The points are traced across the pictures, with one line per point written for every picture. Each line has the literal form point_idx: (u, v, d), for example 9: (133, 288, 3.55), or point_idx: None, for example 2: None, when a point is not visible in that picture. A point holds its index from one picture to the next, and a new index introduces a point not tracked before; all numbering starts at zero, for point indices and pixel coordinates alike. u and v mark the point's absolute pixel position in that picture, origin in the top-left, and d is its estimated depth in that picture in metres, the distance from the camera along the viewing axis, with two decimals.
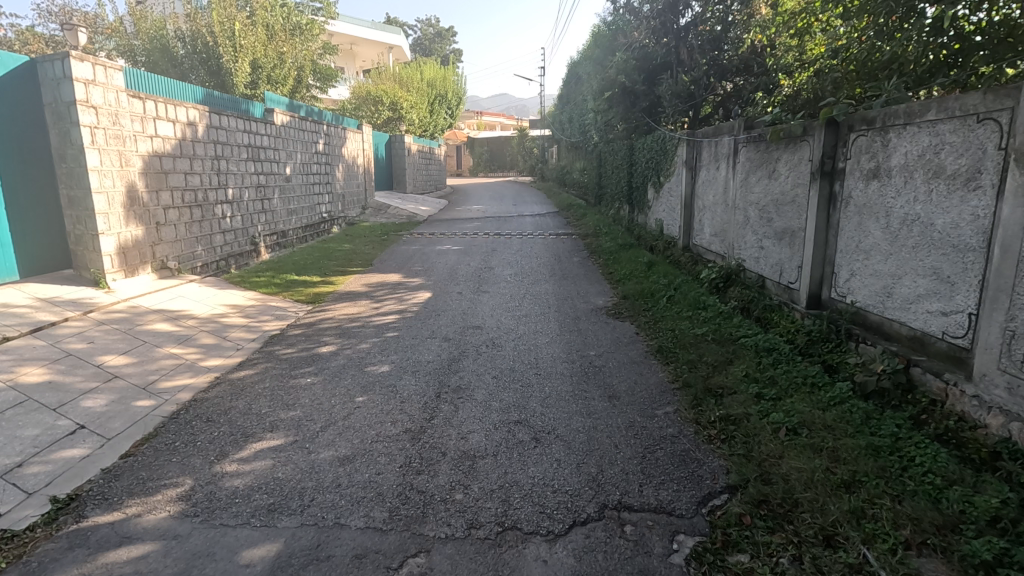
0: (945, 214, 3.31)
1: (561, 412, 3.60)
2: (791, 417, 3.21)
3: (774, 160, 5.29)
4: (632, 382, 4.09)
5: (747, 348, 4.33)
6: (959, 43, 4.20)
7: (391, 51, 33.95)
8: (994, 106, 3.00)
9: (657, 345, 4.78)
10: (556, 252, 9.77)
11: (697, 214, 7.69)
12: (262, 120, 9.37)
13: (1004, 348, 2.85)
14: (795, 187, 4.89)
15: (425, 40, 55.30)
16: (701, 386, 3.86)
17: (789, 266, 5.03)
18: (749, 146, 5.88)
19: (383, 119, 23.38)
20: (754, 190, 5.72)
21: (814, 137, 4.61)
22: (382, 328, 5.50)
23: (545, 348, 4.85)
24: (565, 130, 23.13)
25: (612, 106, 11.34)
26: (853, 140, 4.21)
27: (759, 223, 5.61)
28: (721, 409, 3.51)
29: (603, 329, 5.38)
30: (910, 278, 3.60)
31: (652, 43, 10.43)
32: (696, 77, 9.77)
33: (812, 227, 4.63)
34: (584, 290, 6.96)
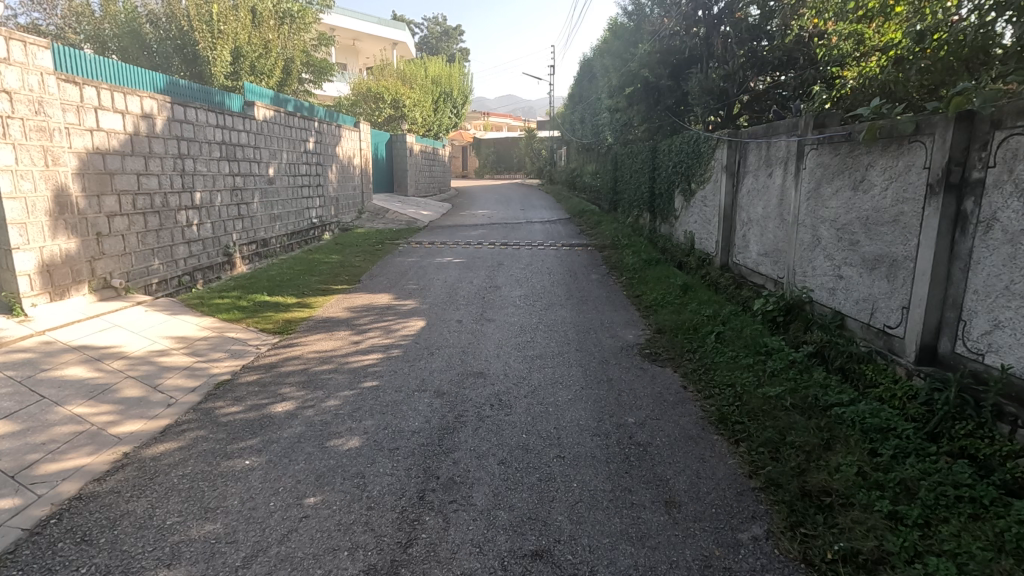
0: None
1: (598, 537, 2.46)
2: (968, 572, 2.08)
3: (864, 167, 4.12)
4: (693, 476, 2.95)
5: (847, 426, 3.19)
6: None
7: (394, 48, 33.00)
8: None
9: (717, 412, 3.65)
10: (571, 268, 8.60)
11: (741, 228, 6.53)
12: (240, 115, 8.28)
13: None
14: (899, 203, 3.72)
15: (432, 39, 54.38)
16: (796, 490, 2.73)
17: (885, 305, 3.85)
18: (821, 148, 4.72)
19: (384, 117, 22.40)
20: (829, 204, 4.56)
21: (932, 138, 3.45)
22: (359, 373, 4.36)
23: (567, 411, 3.71)
24: (577, 132, 21.98)
25: (633, 104, 10.19)
26: (1000, 141, 3.03)
27: (837, 246, 4.45)
28: (840, 539, 2.39)
29: (640, 382, 4.21)
30: None
31: (683, 31, 9.27)
32: (730, 71, 8.58)
33: (926, 257, 3.44)
34: (609, 320, 5.80)
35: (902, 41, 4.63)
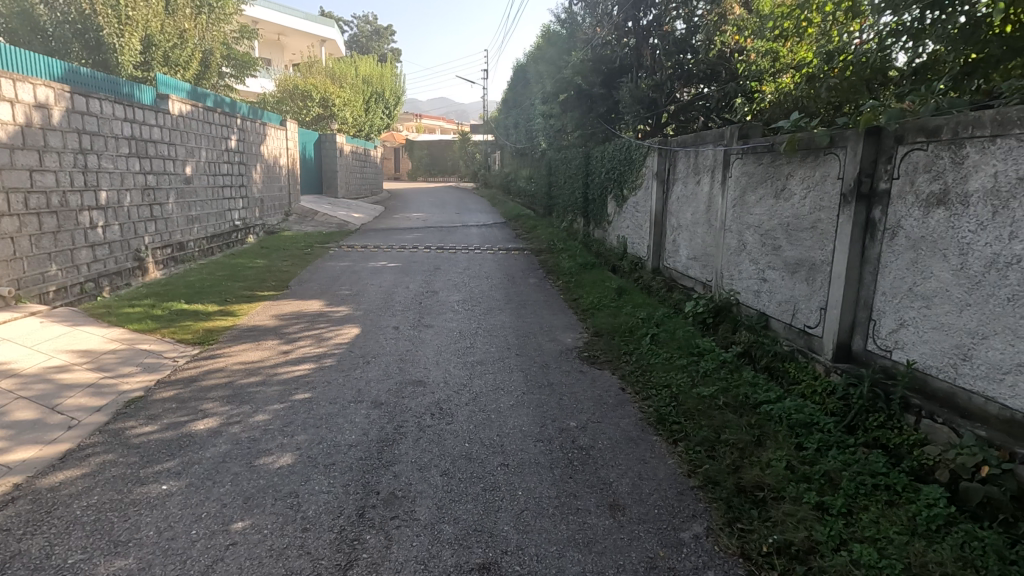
0: None
1: (546, 546, 2.43)
2: (888, 557, 2.23)
3: (785, 176, 4.38)
4: (635, 478, 3.00)
5: (775, 422, 3.37)
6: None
7: (323, 45, 31.93)
8: None
9: (655, 412, 3.75)
10: (509, 272, 8.61)
11: (671, 234, 6.78)
12: (152, 108, 7.68)
13: None
14: (817, 211, 3.98)
15: (362, 37, 53.08)
16: (732, 487, 2.84)
17: (805, 306, 4.10)
18: (745, 158, 4.98)
19: (312, 115, 21.59)
20: (753, 211, 4.82)
21: (845, 151, 3.71)
22: (290, 385, 4.12)
23: (510, 417, 3.68)
24: (511, 137, 22.14)
25: (567, 110, 10.38)
26: (903, 155, 3.30)
27: (761, 251, 4.70)
28: (774, 531, 2.50)
29: (580, 385, 4.25)
30: (1004, 340, 2.64)
31: (614, 42, 9.55)
32: (658, 82, 8.92)
33: (841, 261, 3.69)
34: (548, 324, 5.85)
35: (813, 60, 4.92)
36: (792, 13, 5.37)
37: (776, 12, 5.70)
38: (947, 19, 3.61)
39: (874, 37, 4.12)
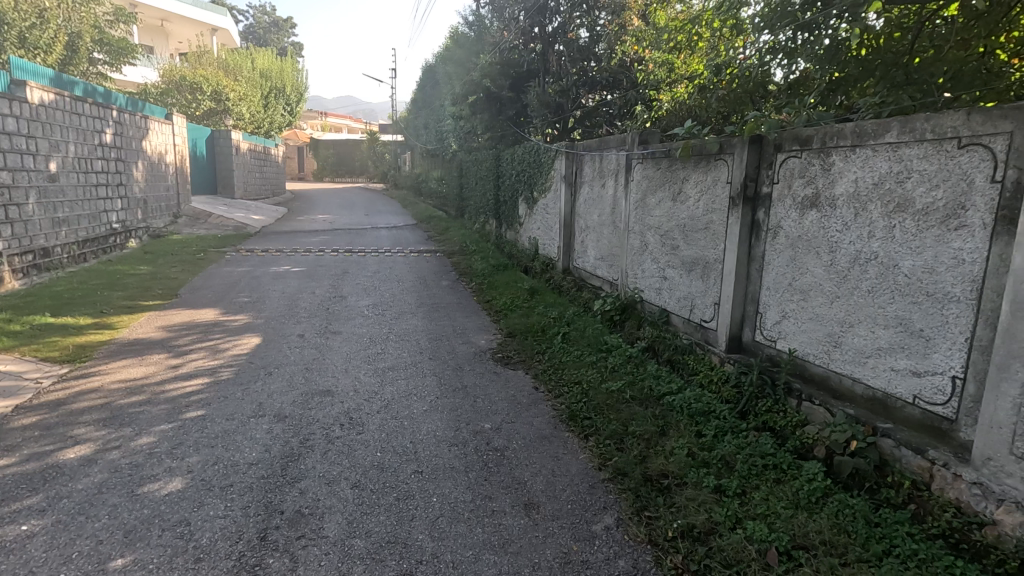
0: (914, 256, 2.71)
1: (462, 551, 2.40)
2: (777, 531, 2.43)
3: (681, 180, 4.65)
4: (549, 476, 3.05)
5: (677, 412, 3.58)
6: (900, 31, 3.77)
7: (214, 34, 29.74)
8: (983, 130, 2.43)
9: (567, 409, 3.84)
10: (421, 275, 8.47)
11: (579, 235, 6.99)
12: (5, 96, 6.74)
13: (1019, 429, 2.22)
14: (709, 212, 4.27)
15: (259, 28, 50.09)
16: (640, 477, 2.97)
17: (702, 301, 4.37)
18: (645, 162, 5.24)
19: (202, 109, 20.13)
20: (654, 213, 5.08)
21: (732, 157, 4.00)
22: (179, 402, 3.77)
23: (424, 422, 3.61)
24: (421, 138, 21.84)
25: (476, 112, 10.40)
26: (781, 162, 3.61)
27: (662, 250, 4.96)
28: (678, 516, 2.64)
29: (493, 387, 4.25)
30: (867, 327, 2.97)
31: (521, 46, 9.70)
32: (564, 87, 9.16)
33: (731, 259, 3.98)
34: (461, 326, 5.81)
35: (703, 72, 5.23)
36: (683, 27, 5.71)
37: (671, 25, 6.06)
38: (814, 41, 3.97)
39: (753, 52, 4.42)
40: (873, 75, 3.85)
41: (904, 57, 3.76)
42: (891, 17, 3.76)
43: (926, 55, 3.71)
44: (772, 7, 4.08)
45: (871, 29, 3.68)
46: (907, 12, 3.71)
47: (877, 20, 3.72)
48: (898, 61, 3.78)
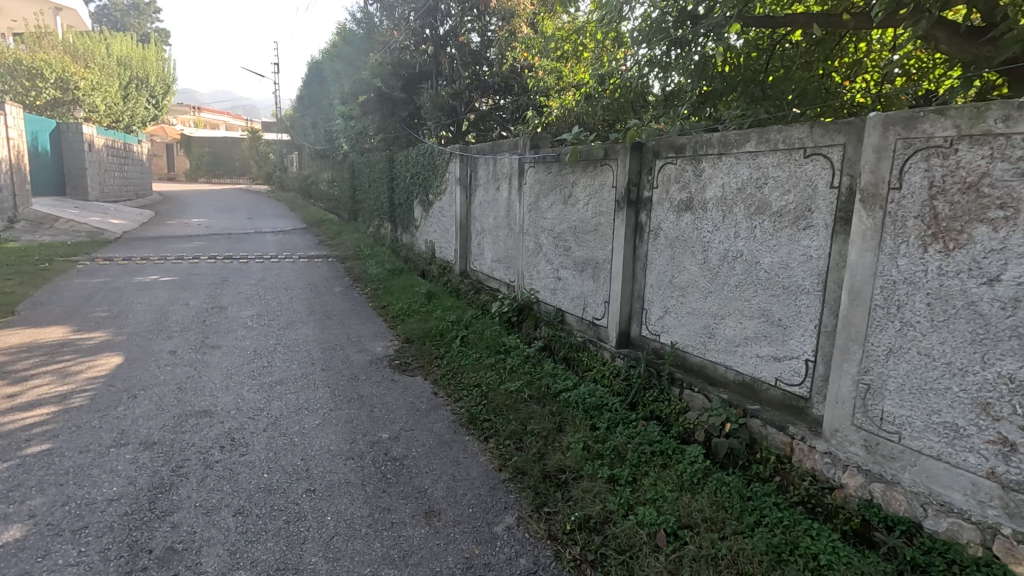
0: (772, 253, 3.02)
1: (359, 569, 2.30)
2: (665, 513, 2.60)
3: (571, 184, 4.83)
4: (449, 481, 3.01)
5: (573, 407, 3.70)
6: (756, 52, 4.23)
7: (58, 14, 26.16)
8: (823, 141, 2.76)
9: (467, 412, 3.82)
10: (311, 281, 8.04)
11: (476, 237, 7.02)
12: None
13: (858, 402, 2.55)
14: (598, 215, 4.47)
15: (115, 10, 44.91)
16: (539, 474, 3.03)
17: (593, 300, 4.57)
18: (537, 166, 5.38)
19: (44, 99, 17.84)
20: (546, 215, 5.23)
21: (616, 162, 4.22)
22: (18, 436, 3.25)
23: (316, 438, 3.41)
24: (308, 137, 20.78)
25: (367, 112, 10.09)
26: (659, 168, 3.87)
27: (554, 252, 5.12)
28: (575, 509, 2.72)
29: (391, 395, 4.13)
30: (736, 319, 3.26)
31: (412, 47, 9.54)
32: (457, 90, 9.11)
33: (618, 259, 4.20)
34: (356, 334, 5.59)
35: (588, 80, 5.46)
36: (569, 37, 5.95)
37: (558, 34, 6.23)
38: (685, 56, 4.30)
39: (633, 65, 4.68)
40: (734, 90, 4.29)
41: (759, 75, 4.24)
42: (749, 38, 4.20)
43: (777, 74, 4.21)
44: (648, 23, 4.33)
45: (732, 48, 4.10)
46: (762, 35, 4.19)
47: (740, 39, 4.15)
48: (754, 78, 4.26)
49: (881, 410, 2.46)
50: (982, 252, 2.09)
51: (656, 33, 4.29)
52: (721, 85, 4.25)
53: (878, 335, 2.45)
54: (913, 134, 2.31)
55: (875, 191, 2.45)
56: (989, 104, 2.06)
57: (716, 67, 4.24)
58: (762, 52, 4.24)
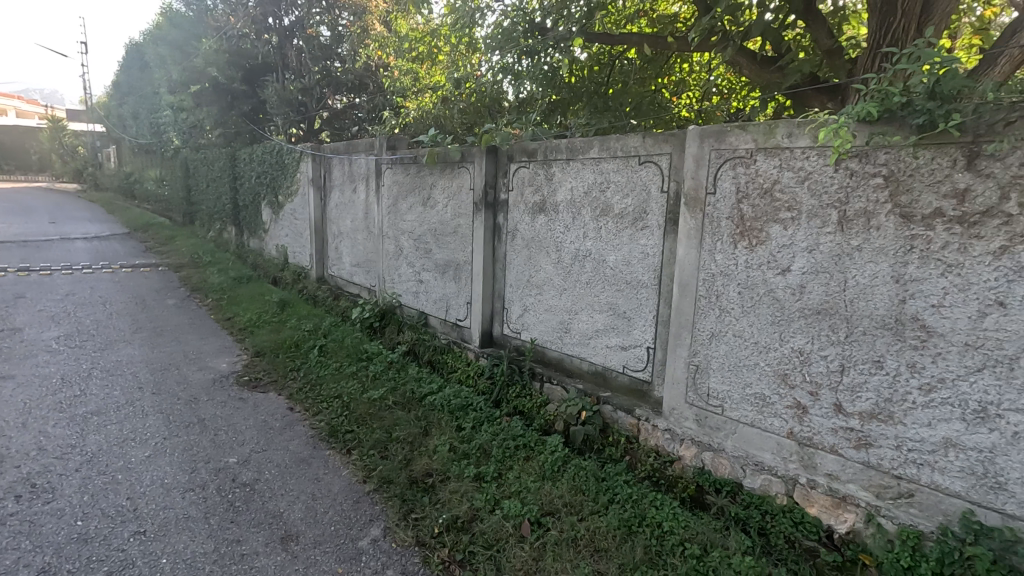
0: (615, 251, 3.29)
1: None
2: (529, 503, 2.70)
3: (429, 185, 4.81)
4: (308, 501, 2.83)
5: (438, 410, 3.69)
6: (598, 66, 4.60)
7: None
8: (654, 151, 3.06)
9: (327, 425, 3.62)
10: (137, 294, 7.06)
11: (332, 241, 6.69)
12: None
13: (690, 381, 2.88)
14: (457, 217, 4.50)
15: None
16: (406, 480, 2.97)
17: (455, 301, 4.59)
18: (394, 168, 5.28)
19: None
20: (405, 218, 5.15)
21: (473, 164, 4.29)
22: None
23: (146, 471, 3.00)
24: (129, 130, 18.22)
25: (202, 105, 9.14)
26: (514, 171, 4.01)
27: (415, 255, 5.06)
28: (442, 511, 2.72)
29: (238, 415, 3.76)
30: (587, 313, 3.50)
31: (253, 35, 8.72)
32: (306, 86, 8.51)
33: (478, 260, 4.27)
34: (195, 351, 5.01)
35: (444, 83, 5.48)
36: (424, 39, 5.94)
37: (413, 35, 6.17)
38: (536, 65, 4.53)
39: (487, 70, 4.85)
40: (580, 100, 4.63)
41: (601, 87, 4.61)
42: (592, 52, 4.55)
43: (616, 87, 4.60)
44: (499, 31, 4.48)
45: (577, 61, 4.42)
46: (603, 51, 4.52)
47: (583, 53, 4.48)
48: (597, 90, 4.65)
49: (707, 386, 2.80)
50: (776, 247, 2.48)
51: (507, 40, 4.46)
52: (569, 93, 4.61)
53: (703, 321, 2.78)
54: (723, 146, 2.66)
55: (696, 195, 2.78)
56: (777, 122, 2.44)
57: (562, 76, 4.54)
58: (605, 65, 4.61)
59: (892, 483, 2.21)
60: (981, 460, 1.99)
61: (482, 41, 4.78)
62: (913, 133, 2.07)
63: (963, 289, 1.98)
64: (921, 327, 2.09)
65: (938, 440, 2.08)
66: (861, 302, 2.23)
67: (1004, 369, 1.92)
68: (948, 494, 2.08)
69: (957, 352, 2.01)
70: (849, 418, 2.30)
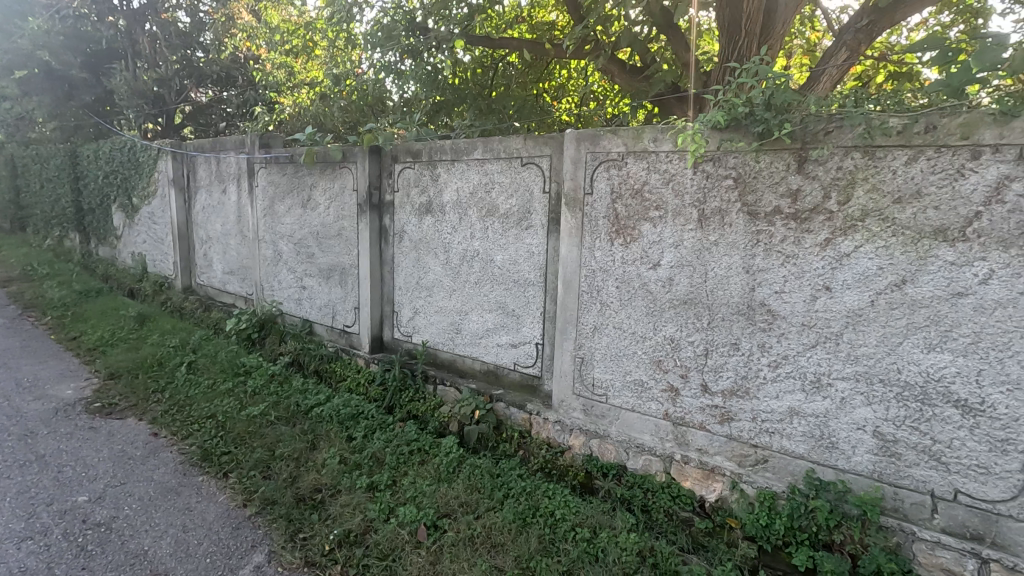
0: (502, 250, 3.35)
1: None
2: (424, 508, 2.66)
3: (308, 186, 4.57)
4: (179, 534, 2.57)
5: (326, 421, 3.52)
6: (482, 69, 4.65)
7: None
8: (535, 153, 3.16)
9: (199, 448, 3.31)
10: None
11: (200, 247, 6.12)
12: None
13: (576, 373, 3.01)
14: (340, 219, 4.32)
15: None
16: (292, 499, 2.80)
17: (342, 307, 4.41)
18: (269, 167, 4.94)
19: None
20: (283, 221, 4.84)
21: (355, 164, 4.14)
22: None
23: None
24: None
25: (29, 94, 7.98)
26: (398, 172, 3.93)
27: (296, 259, 4.78)
28: (333, 527, 2.60)
29: (89, 447, 3.32)
30: (477, 313, 3.53)
31: (95, 19, 7.62)
32: (164, 76, 7.56)
33: (365, 264, 4.13)
34: (31, 378, 4.34)
35: (323, 80, 5.23)
36: (297, 31, 5.62)
37: (285, 27, 5.80)
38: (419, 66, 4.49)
39: (369, 68, 4.69)
40: (465, 102, 4.66)
41: (485, 90, 4.68)
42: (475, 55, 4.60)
43: (500, 90, 4.68)
44: (379, 29, 4.36)
45: (459, 63, 4.45)
46: (486, 54, 4.58)
47: (466, 54, 4.51)
48: (480, 93, 4.70)
49: (592, 377, 2.95)
50: (648, 243, 2.67)
51: (389, 38, 4.36)
52: (453, 96, 4.59)
53: (585, 316, 2.93)
54: (597, 149, 2.81)
55: (575, 195, 2.91)
56: (643, 128, 2.63)
57: (445, 77, 4.53)
58: (488, 68, 4.67)
59: (751, 451, 2.48)
60: (818, 424, 2.30)
61: (361, 38, 4.63)
62: (755, 139, 2.33)
63: (798, 276, 2.28)
64: (768, 311, 2.36)
65: (785, 410, 2.36)
66: (719, 291, 2.48)
67: (833, 344, 2.23)
68: (794, 457, 2.37)
69: (796, 331, 2.30)
70: (714, 396, 2.55)
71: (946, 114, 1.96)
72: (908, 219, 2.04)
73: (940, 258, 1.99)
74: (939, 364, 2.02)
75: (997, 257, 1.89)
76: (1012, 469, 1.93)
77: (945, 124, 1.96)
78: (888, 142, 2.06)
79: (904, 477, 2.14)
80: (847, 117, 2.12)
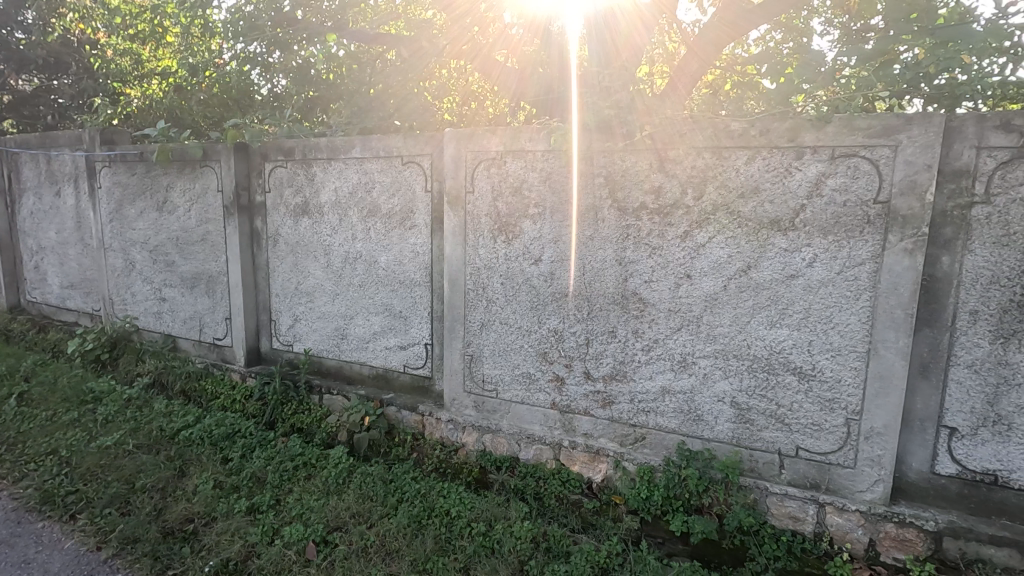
0: (386, 251, 3.27)
1: None
2: (312, 524, 2.53)
3: (164, 187, 4.13)
4: None
5: (197, 444, 3.21)
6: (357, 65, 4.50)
7: None
8: (415, 152, 3.12)
9: (36, 491, 2.86)
10: None
11: (30, 259, 5.29)
12: None
13: (466, 371, 3.03)
14: (203, 223, 3.96)
15: None
16: (158, 533, 2.53)
17: (210, 318, 4.04)
18: (113, 167, 4.39)
19: None
20: (135, 226, 4.34)
21: (219, 163, 3.81)
22: None
23: None
24: None
25: None
26: (269, 171, 3.69)
27: (153, 269, 4.31)
28: (209, 558, 2.38)
29: None
30: (363, 317, 3.42)
31: None
32: None
33: (235, 270, 3.83)
34: None
35: (176, 69, 4.74)
36: (142, 14, 5.05)
37: (127, 8, 5.18)
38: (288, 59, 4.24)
39: (230, 59, 4.36)
40: (340, 98, 4.49)
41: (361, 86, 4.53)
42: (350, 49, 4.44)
43: None
44: (240, 17, 4.05)
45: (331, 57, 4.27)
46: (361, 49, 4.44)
47: (338, 48, 4.33)
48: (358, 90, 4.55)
49: (482, 373, 2.98)
50: (529, 240, 2.75)
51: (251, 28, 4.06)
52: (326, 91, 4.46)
53: (472, 313, 2.96)
54: (476, 148, 2.85)
55: (457, 194, 2.93)
56: (519, 129, 2.71)
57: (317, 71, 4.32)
58: (365, 64, 4.46)
59: (630, 430, 2.66)
60: (686, 399, 2.52)
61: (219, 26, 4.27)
62: (622, 140, 2.51)
63: (663, 266, 2.48)
64: (639, 300, 2.55)
65: (658, 390, 2.57)
66: (596, 282, 2.63)
67: (695, 326, 2.45)
68: (668, 432, 2.58)
69: (664, 317, 2.51)
70: (596, 382, 2.70)
71: (776, 120, 2.23)
72: (750, 212, 2.30)
73: (775, 245, 2.27)
74: (780, 338, 2.31)
75: (819, 243, 2.20)
76: (838, 423, 2.26)
77: (776, 128, 2.22)
78: (731, 143, 2.30)
79: (757, 440, 2.42)
80: (697, 121, 2.35)
